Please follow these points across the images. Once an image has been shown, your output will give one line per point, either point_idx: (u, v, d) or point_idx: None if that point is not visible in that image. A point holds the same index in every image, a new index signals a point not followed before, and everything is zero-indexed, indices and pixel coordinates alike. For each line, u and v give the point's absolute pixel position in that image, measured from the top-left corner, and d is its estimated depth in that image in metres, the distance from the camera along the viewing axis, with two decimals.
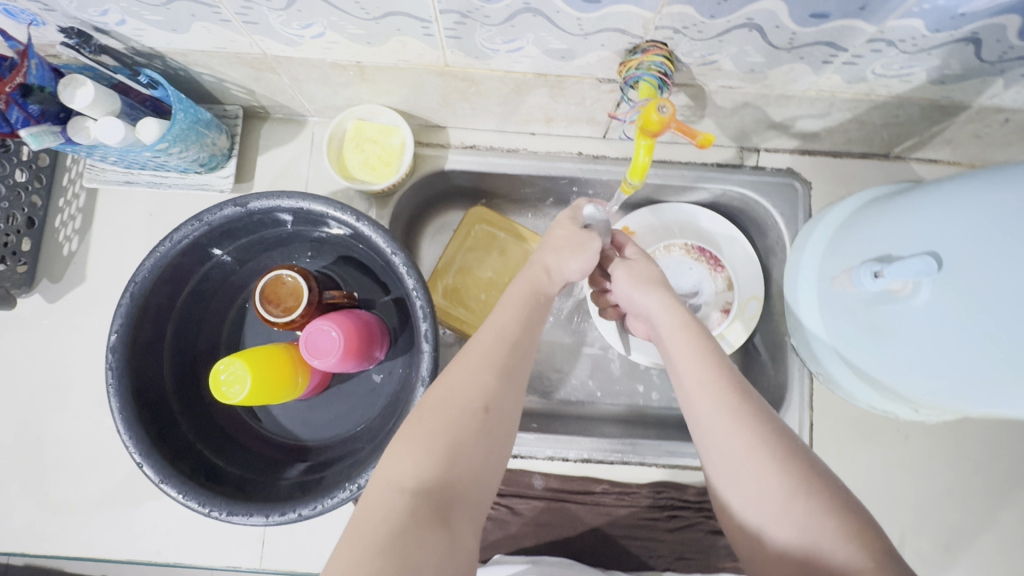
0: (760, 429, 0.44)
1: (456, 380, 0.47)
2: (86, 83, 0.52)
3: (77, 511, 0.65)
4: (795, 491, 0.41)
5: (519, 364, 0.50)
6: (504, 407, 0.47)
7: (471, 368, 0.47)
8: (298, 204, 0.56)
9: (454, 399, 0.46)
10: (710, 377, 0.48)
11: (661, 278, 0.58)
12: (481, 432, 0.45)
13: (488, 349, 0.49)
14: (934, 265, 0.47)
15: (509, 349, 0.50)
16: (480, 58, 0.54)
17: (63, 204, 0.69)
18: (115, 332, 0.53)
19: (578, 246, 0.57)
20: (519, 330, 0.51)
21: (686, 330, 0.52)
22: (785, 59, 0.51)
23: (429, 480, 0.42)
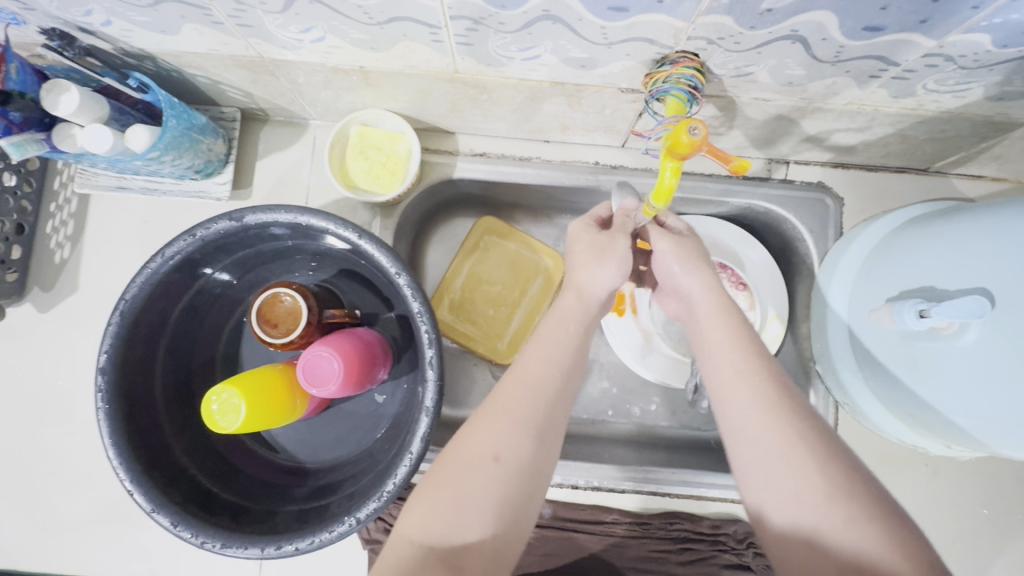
0: (794, 423, 0.41)
1: (476, 425, 0.43)
2: (70, 88, 0.49)
3: (71, 528, 0.63)
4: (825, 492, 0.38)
5: (554, 410, 0.45)
6: (539, 457, 0.43)
7: (488, 414, 0.43)
8: (297, 219, 0.52)
9: (466, 442, 0.43)
10: (747, 365, 0.45)
11: (706, 256, 0.53)
12: (498, 484, 0.41)
13: (516, 389, 0.44)
14: (987, 307, 0.43)
15: (548, 388, 0.45)
16: (494, 65, 0.50)
17: (55, 209, 0.66)
18: (104, 353, 0.51)
19: (605, 254, 0.52)
20: (556, 367, 0.46)
21: (726, 313, 0.49)
22: (829, 72, 0.46)
23: (440, 529, 0.40)
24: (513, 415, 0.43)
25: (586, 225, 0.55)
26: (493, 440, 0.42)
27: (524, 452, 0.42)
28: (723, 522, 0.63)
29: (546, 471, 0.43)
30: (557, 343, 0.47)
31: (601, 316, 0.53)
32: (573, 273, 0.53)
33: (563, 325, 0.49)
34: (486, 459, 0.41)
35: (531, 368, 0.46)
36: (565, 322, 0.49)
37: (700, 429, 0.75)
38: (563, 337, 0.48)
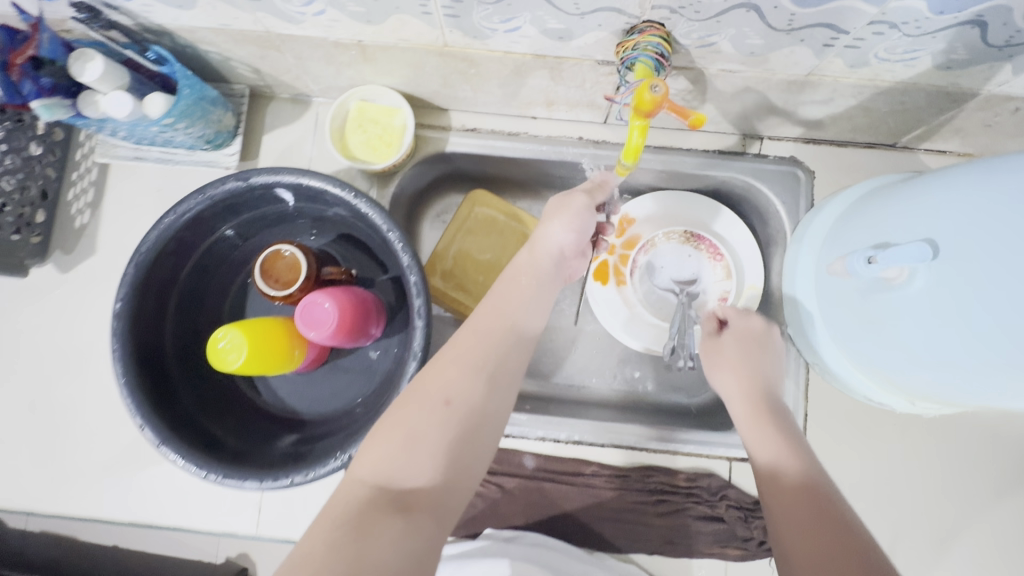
0: (816, 507, 0.45)
1: (432, 367, 0.48)
2: (95, 57, 0.54)
3: (84, 474, 0.67)
4: (840, 560, 0.41)
5: (505, 362, 0.49)
6: (486, 406, 0.46)
7: (442, 366, 0.48)
8: (298, 180, 0.57)
9: (423, 386, 0.47)
10: (779, 454, 0.50)
11: (764, 345, 0.61)
12: (448, 428, 0.44)
13: (470, 340, 0.50)
14: (929, 252, 0.46)
15: (496, 335, 0.50)
16: (479, 38, 0.54)
17: (76, 178, 0.71)
18: (120, 300, 0.55)
19: (562, 209, 0.58)
20: (506, 325, 0.51)
21: (757, 417, 0.55)
22: (786, 40, 0.50)
23: (393, 471, 0.42)
24: (465, 365, 0.47)
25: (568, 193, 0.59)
26: (446, 385, 0.46)
27: (473, 399, 0.46)
28: (698, 475, 0.66)
29: (496, 423, 0.47)
30: (505, 297, 0.54)
31: (561, 272, 0.59)
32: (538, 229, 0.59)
33: (516, 282, 0.55)
34: (437, 403, 0.45)
35: (490, 323, 0.51)
36: (517, 281, 0.55)
37: (681, 396, 0.77)
38: (513, 295, 0.54)
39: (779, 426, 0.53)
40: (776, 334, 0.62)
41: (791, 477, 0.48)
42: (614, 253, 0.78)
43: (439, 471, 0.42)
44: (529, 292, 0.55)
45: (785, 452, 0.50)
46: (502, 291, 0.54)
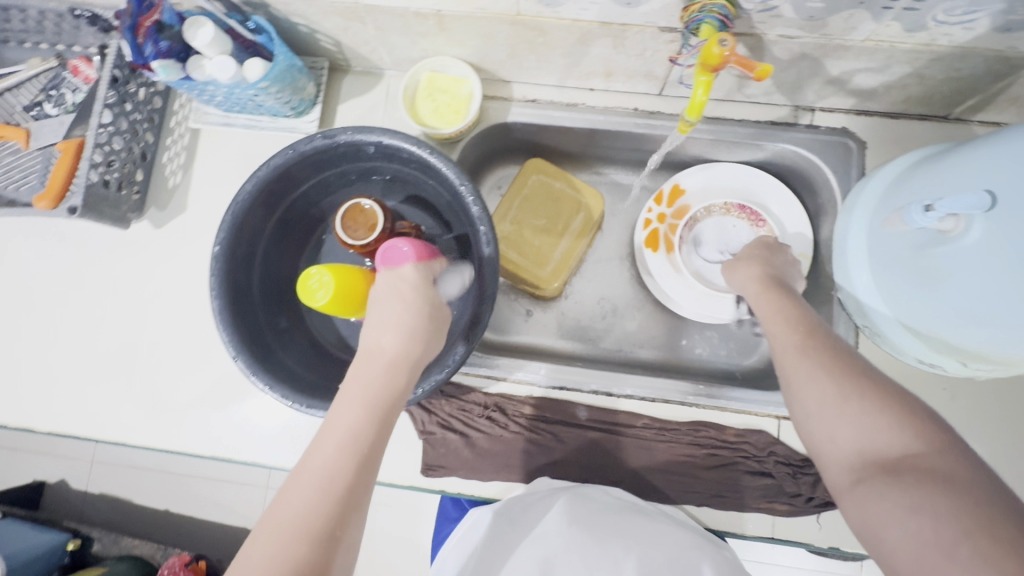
0: (822, 358, 0.48)
1: (332, 419, 0.49)
2: (207, 24, 0.60)
3: (171, 410, 0.73)
4: (848, 395, 0.45)
5: (385, 384, 0.52)
6: (375, 447, 0.48)
7: (292, 500, 0.44)
8: (379, 138, 0.62)
9: (333, 427, 0.49)
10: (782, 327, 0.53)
11: (769, 259, 0.63)
12: (357, 460, 0.47)
13: (362, 378, 0.52)
14: (988, 201, 0.48)
15: (382, 372, 0.52)
16: (551, 5, 0.59)
17: (171, 142, 0.78)
18: (218, 244, 0.61)
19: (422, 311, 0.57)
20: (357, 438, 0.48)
21: (763, 287, 0.58)
22: (846, 3, 0.53)
23: (312, 514, 0.44)
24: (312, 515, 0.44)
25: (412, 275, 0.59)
26: (349, 419, 0.49)
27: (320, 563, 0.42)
28: (748, 432, 0.68)
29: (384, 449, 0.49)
30: (394, 319, 0.55)
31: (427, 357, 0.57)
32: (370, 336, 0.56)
33: (393, 320, 0.55)
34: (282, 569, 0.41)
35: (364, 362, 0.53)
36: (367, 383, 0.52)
37: (728, 361, 0.80)
38: (376, 393, 0.51)
39: (781, 297, 0.56)
40: (777, 243, 0.67)
41: (794, 337, 0.51)
42: (664, 222, 0.81)
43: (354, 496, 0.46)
44: (395, 319, 0.55)
45: (785, 325, 0.53)
46: (372, 318, 0.56)
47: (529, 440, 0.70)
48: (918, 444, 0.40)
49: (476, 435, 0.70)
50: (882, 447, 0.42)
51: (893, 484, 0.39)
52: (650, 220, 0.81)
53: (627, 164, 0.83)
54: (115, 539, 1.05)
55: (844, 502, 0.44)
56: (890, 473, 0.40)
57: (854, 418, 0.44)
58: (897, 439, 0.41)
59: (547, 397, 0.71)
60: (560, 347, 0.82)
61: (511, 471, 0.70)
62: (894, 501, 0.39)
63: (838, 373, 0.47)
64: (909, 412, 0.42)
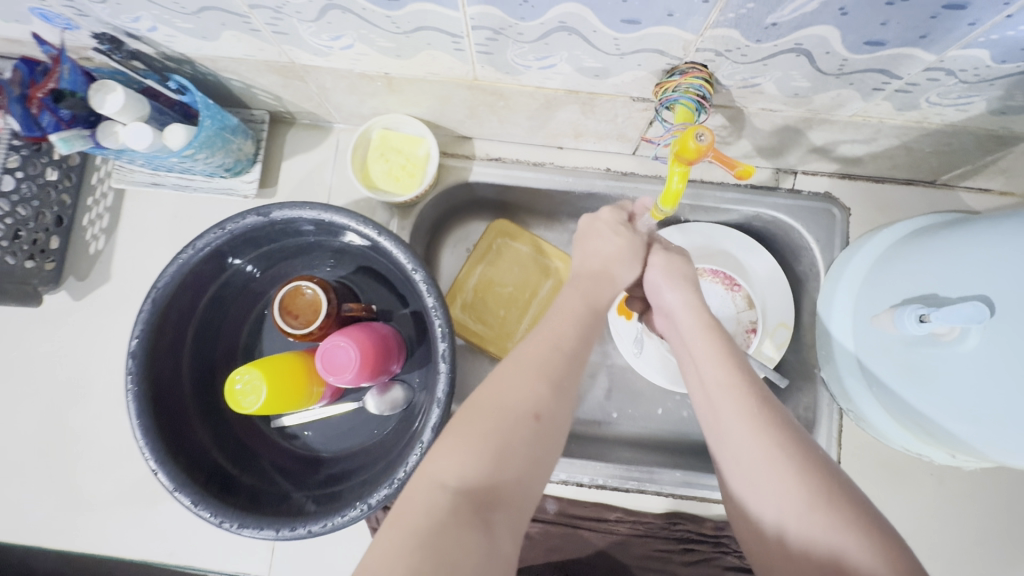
0: (780, 437, 0.42)
1: (498, 386, 0.44)
2: (116, 89, 0.52)
3: (95, 507, 0.65)
4: (814, 503, 0.39)
5: (573, 373, 0.47)
6: (552, 427, 0.43)
7: (511, 385, 0.43)
8: (320, 215, 0.55)
9: (503, 398, 0.43)
10: (729, 380, 0.46)
11: (694, 279, 0.56)
12: (535, 440, 0.42)
13: (546, 353, 0.46)
14: (986, 313, 0.44)
15: (572, 360, 0.47)
16: (511, 73, 0.53)
17: (92, 203, 0.70)
18: (135, 338, 0.54)
19: (632, 254, 0.57)
20: (560, 355, 0.47)
21: (709, 332, 0.50)
22: (833, 84, 0.48)
23: (474, 475, 0.39)
24: (523, 464, 0.41)
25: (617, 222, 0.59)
26: (528, 398, 0.43)
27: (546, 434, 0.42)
28: (726, 524, 0.64)
29: (559, 441, 0.44)
30: (573, 317, 0.50)
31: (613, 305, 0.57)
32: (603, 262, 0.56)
33: (563, 321, 0.49)
34: (468, 493, 0.38)
35: (552, 341, 0.47)
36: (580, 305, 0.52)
37: (707, 435, 0.75)
38: (584, 311, 0.51)
39: (722, 343, 0.49)
40: (681, 249, 0.61)
41: (745, 402, 0.44)
42: None
43: (525, 475, 0.41)
44: (613, 251, 0.57)
45: (735, 385, 0.45)
46: (586, 245, 0.58)
47: None
48: (875, 561, 0.35)
49: None
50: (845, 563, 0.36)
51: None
52: None
53: None
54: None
55: None
56: None
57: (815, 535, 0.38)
58: (857, 550, 0.36)
59: None
60: None
61: None
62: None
63: (800, 466, 0.40)
64: (875, 532, 0.37)
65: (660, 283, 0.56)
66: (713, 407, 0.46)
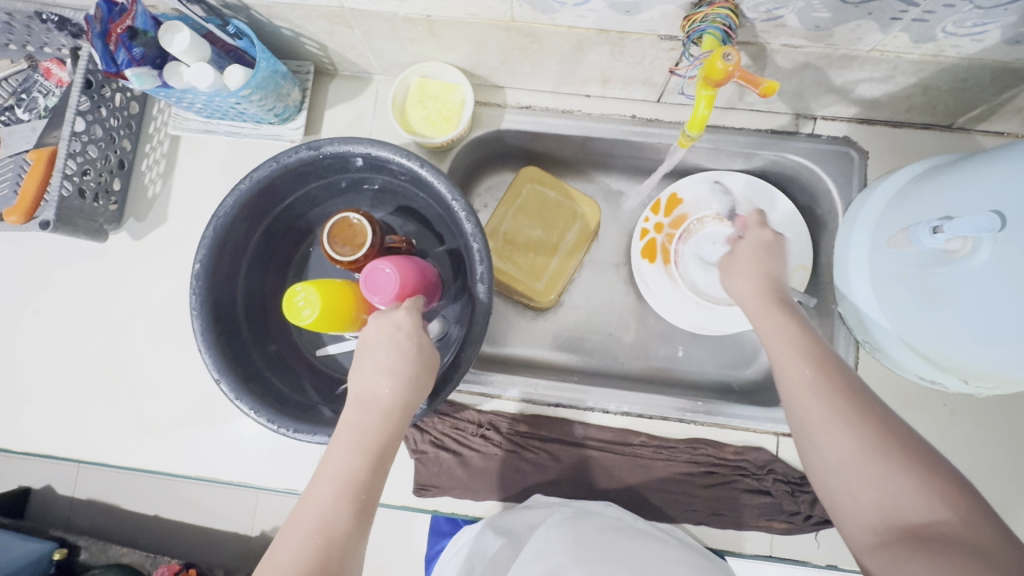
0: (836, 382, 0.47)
1: (301, 508, 0.46)
2: (183, 30, 0.57)
3: (153, 428, 0.71)
4: (873, 451, 0.43)
5: (349, 540, 0.45)
6: (355, 527, 0.46)
7: (291, 539, 0.45)
8: (367, 150, 0.60)
9: (273, 561, 0.44)
10: (791, 344, 0.50)
11: (781, 297, 0.55)
12: None
13: (318, 528, 0.45)
14: (997, 223, 0.47)
15: (348, 513, 0.46)
16: (547, 12, 0.56)
17: (149, 149, 0.75)
18: (200, 260, 0.59)
19: (406, 363, 0.52)
20: (325, 543, 0.45)
21: (771, 311, 0.54)
22: (853, 14, 0.51)
23: None
24: None
25: (403, 322, 0.54)
26: (327, 502, 0.46)
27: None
28: (745, 449, 0.67)
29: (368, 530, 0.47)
30: (358, 492, 0.47)
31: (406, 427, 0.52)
32: (359, 381, 0.52)
33: (369, 403, 0.51)
34: None
35: (355, 429, 0.50)
36: (357, 425, 0.50)
37: (726, 374, 0.78)
38: (372, 435, 0.49)
39: (789, 320, 0.52)
40: (777, 239, 0.62)
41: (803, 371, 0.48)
42: (661, 231, 0.78)
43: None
44: (390, 363, 0.52)
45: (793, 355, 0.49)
46: (365, 359, 0.53)
47: (522, 458, 0.69)
48: (945, 510, 0.39)
49: (468, 454, 0.69)
50: (907, 510, 0.40)
51: (920, 553, 0.38)
52: (646, 229, 0.78)
53: (622, 170, 0.80)
54: (101, 547, 0.78)
55: (865, 560, 0.43)
56: (917, 539, 0.39)
57: (872, 479, 0.42)
58: (923, 503, 0.40)
59: (543, 415, 0.70)
60: (554, 359, 0.80)
61: (504, 488, 0.69)
62: (920, 569, 0.38)
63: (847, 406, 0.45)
64: (932, 473, 0.41)
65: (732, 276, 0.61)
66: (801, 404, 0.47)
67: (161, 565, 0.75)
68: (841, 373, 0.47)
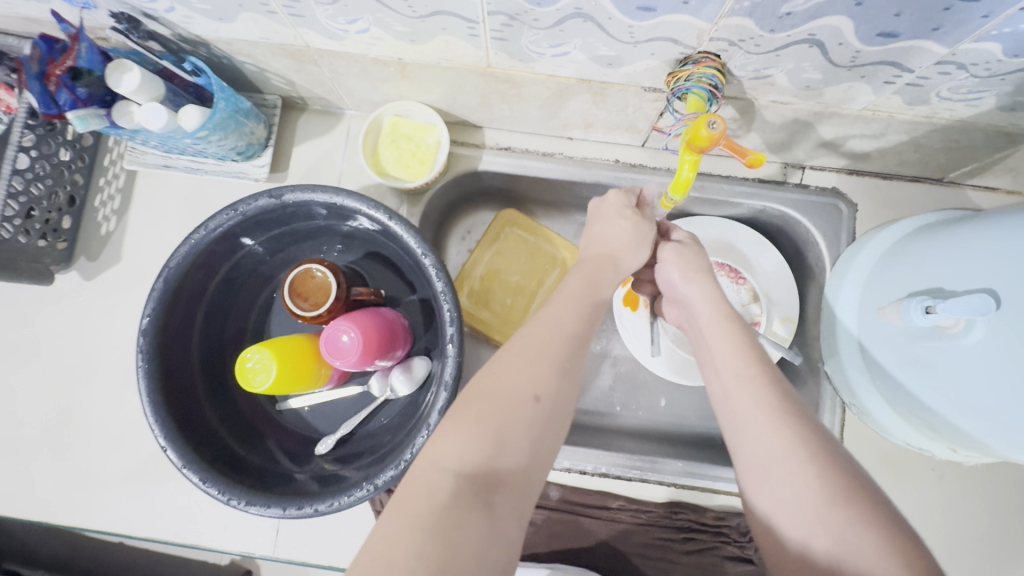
0: (796, 415, 0.43)
1: (499, 378, 0.43)
2: (132, 69, 0.53)
3: (100, 485, 0.66)
4: (833, 497, 0.38)
5: (576, 357, 0.46)
6: (558, 402, 0.44)
7: (524, 358, 0.44)
8: (332, 199, 0.56)
9: (501, 385, 0.43)
10: (747, 370, 0.46)
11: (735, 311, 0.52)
12: (535, 423, 0.42)
13: (543, 339, 0.46)
14: (990, 304, 0.44)
15: (572, 341, 0.47)
16: (525, 61, 0.53)
17: (104, 184, 0.70)
18: (148, 315, 0.54)
19: (640, 243, 0.56)
20: (556, 361, 0.45)
21: (727, 324, 0.50)
22: (845, 77, 0.48)
23: (479, 456, 0.40)
24: (516, 443, 0.41)
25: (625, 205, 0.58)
26: (532, 380, 0.43)
27: (558, 395, 0.44)
28: (727, 514, 0.65)
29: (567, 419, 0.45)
30: (575, 305, 0.49)
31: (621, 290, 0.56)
32: (592, 242, 0.56)
33: (572, 305, 0.49)
34: (453, 474, 0.39)
35: (559, 315, 0.48)
36: (590, 280, 0.52)
37: (709, 427, 0.75)
38: (588, 284, 0.51)
39: (745, 340, 0.49)
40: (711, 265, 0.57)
41: (759, 399, 0.44)
42: None
43: (528, 458, 0.41)
44: (624, 236, 0.56)
45: (753, 379, 0.46)
46: (598, 230, 0.57)
47: None
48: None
49: None
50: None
51: None
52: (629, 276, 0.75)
53: None
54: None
55: None
56: None
57: (831, 533, 0.38)
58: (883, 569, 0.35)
59: None
60: None
61: None
62: None
63: (802, 441, 0.41)
64: (894, 531, 0.37)
65: (675, 272, 0.56)
66: (752, 437, 0.43)
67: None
68: (798, 404, 0.44)
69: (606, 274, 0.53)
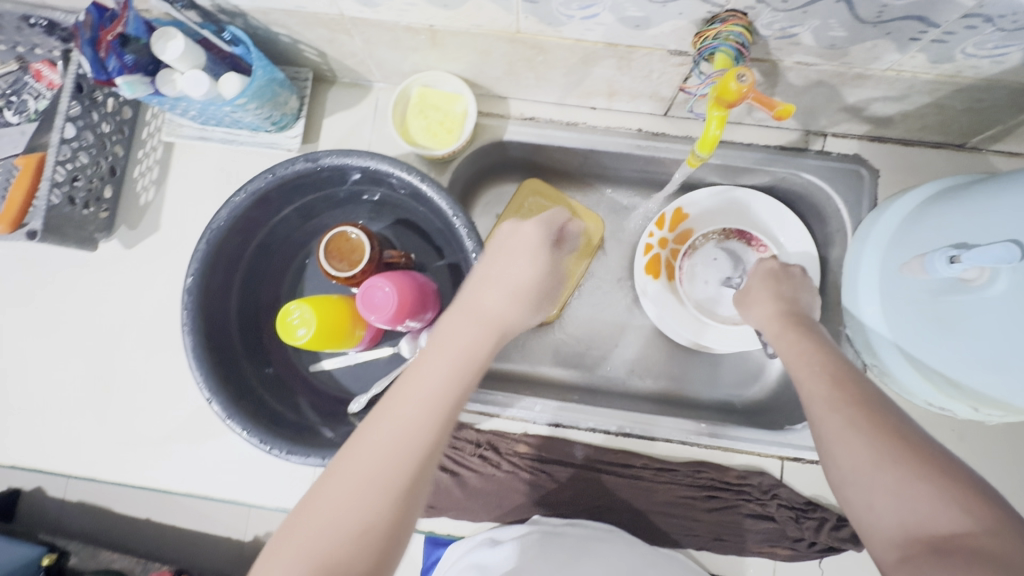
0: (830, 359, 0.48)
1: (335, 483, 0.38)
2: (177, 36, 0.55)
3: (143, 443, 0.69)
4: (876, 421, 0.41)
5: (428, 457, 0.39)
6: (397, 515, 0.37)
7: (359, 464, 0.38)
8: (367, 163, 0.58)
9: (325, 508, 0.37)
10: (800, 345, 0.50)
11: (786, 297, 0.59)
12: (358, 548, 0.36)
13: (384, 438, 0.39)
14: (1016, 254, 0.45)
15: (427, 430, 0.39)
16: (554, 24, 0.54)
17: (142, 155, 0.73)
18: (192, 274, 0.57)
19: (530, 277, 0.48)
20: (394, 457, 0.38)
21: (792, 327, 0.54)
22: (871, 34, 0.49)
23: None
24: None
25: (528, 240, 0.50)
26: (350, 497, 0.37)
27: (384, 512, 0.37)
28: (749, 473, 0.66)
29: (408, 530, 0.38)
30: (435, 384, 0.41)
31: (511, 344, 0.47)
32: (482, 291, 0.47)
33: (419, 383, 0.41)
34: None
35: (406, 404, 0.40)
36: (452, 355, 0.42)
37: (729, 393, 0.76)
38: (455, 356, 0.42)
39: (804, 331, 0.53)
40: (800, 273, 0.63)
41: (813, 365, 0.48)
42: (666, 247, 0.76)
43: None
44: (516, 270, 0.48)
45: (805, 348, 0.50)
46: (485, 273, 0.48)
47: (522, 479, 0.67)
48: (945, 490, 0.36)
49: (467, 475, 0.67)
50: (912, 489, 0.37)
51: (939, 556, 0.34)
52: (651, 245, 0.76)
53: (628, 183, 0.79)
54: (94, 550, 0.68)
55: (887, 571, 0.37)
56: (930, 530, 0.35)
57: (892, 479, 0.38)
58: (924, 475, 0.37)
59: (544, 436, 0.68)
60: (553, 374, 0.78)
61: (498, 508, 0.67)
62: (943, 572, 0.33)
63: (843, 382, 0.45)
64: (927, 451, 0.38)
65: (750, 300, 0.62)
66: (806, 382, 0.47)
67: (155, 571, 0.66)
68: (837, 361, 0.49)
69: (480, 339, 0.44)
